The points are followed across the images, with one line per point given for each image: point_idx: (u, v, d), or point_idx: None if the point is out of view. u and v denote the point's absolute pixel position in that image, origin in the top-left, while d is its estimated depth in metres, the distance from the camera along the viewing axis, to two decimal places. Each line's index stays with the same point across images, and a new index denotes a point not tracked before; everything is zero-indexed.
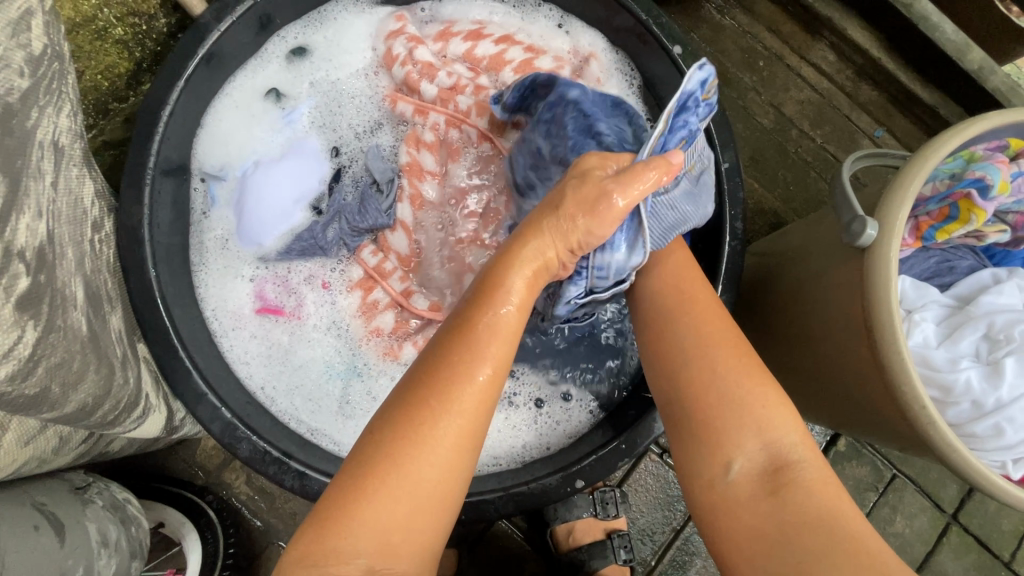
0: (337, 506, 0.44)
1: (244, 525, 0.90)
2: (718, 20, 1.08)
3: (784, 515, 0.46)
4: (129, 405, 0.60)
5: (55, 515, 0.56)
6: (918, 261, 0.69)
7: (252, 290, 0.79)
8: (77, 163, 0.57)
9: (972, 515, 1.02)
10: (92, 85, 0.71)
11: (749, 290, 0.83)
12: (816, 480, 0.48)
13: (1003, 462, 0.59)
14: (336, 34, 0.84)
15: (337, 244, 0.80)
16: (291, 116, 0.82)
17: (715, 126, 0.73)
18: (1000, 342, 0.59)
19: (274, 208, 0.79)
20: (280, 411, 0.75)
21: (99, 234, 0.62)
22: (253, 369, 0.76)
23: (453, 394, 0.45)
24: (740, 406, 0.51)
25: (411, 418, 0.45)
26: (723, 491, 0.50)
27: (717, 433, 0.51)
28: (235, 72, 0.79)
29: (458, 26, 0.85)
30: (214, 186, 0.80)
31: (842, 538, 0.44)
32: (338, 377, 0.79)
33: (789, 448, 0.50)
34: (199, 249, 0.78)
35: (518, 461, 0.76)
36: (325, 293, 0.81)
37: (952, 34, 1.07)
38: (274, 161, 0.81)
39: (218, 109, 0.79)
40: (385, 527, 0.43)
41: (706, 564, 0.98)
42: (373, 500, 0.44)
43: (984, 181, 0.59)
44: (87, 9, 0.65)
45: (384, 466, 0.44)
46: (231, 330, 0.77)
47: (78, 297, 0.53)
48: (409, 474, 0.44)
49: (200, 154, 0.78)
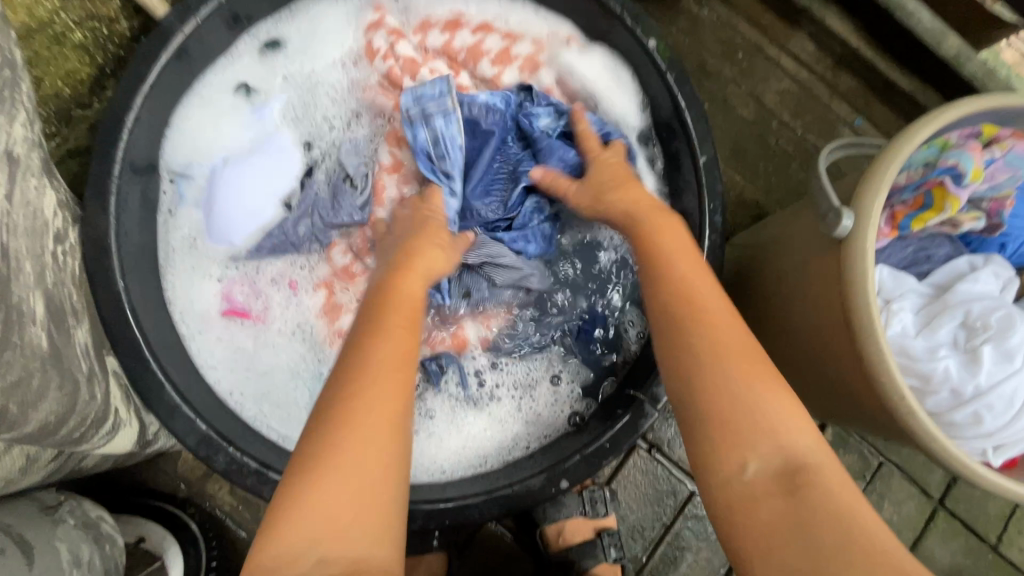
0: (288, 499, 0.46)
1: (229, 536, 0.88)
2: (696, 12, 1.07)
3: (798, 511, 0.45)
4: (97, 421, 0.58)
5: (24, 537, 0.55)
6: (896, 250, 0.68)
7: (220, 291, 0.78)
8: (35, 173, 0.56)
9: (958, 500, 1.02)
10: (52, 92, 0.68)
11: (733, 278, 0.83)
12: (831, 477, 0.46)
13: (983, 450, 0.60)
14: (314, 26, 0.82)
15: (308, 240, 0.79)
16: (260, 112, 0.81)
17: (693, 119, 0.73)
18: (978, 330, 0.59)
19: (245, 206, 0.78)
20: (249, 419, 0.73)
21: (62, 246, 0.60)
22: (219, 371, 0.75)
23: (372, 382, 0.51)
24: (755, 409, 0.49)
25: (343, 411, 0.49)
26: (739, 487, 0.48)
27: (733, 429, 0.49)
28: (205, 70, 0.77)
29: (432, 20, 0.85)
30: (183, 185, 0.78)
31: (865, 531, 0.43)
32: (304, 383, 0.78)
33: (803, 450, 0.48)
34: (166, 250, 0.76)
35: (500, 458, 0.75)
36: (293, 293, 0.80)
37: (929, 21, 1.06)
38: (244, 158, 0.79)
39: (186, 108, 0.77)
40: (331, 512, 0.45)
41: (697, 559, 0.97)
42: (317, 488, 0.46)
43: (957, 169, 0.59)
44: (43, 14, 0.65)
45: (324, 451, 0.47)
46: (198, 332, 0.76)
47: (37, 312, 0.51)
48: (343, 458, 0.47)
49: (167, 151, 0.76)
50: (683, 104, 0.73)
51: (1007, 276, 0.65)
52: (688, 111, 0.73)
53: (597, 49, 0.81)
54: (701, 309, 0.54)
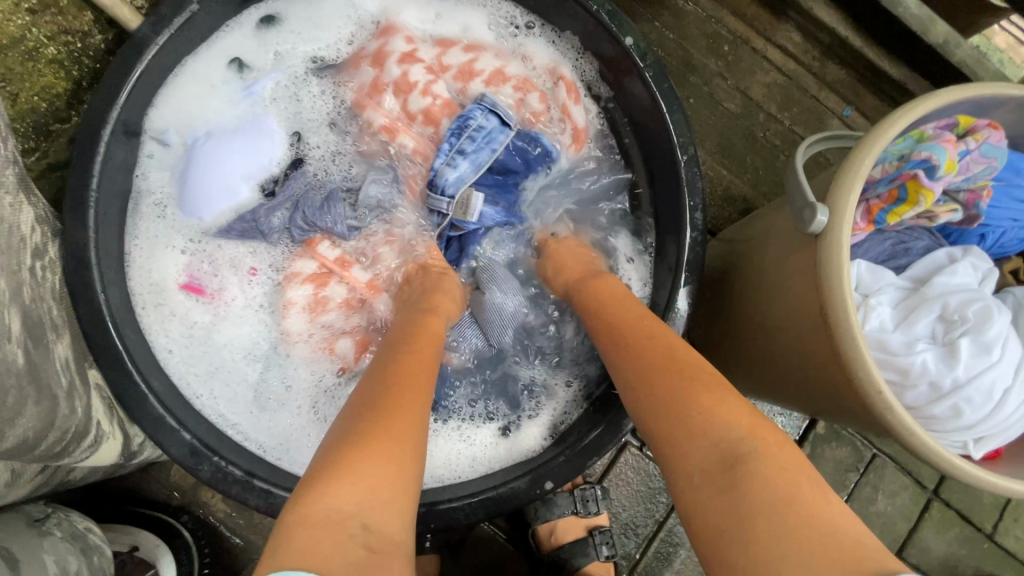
0: (334, 468, 0.45)
1: (223, 543, 0.89)
2: (681, 6, 1.06)
3: (743, 505, 0.44)
4: (78, 434, 0.59)
5: (10, 551, 0.56)
6: (873, 244, 0.67)
7: (182, 265, 0.77)
8: (10, 190, 0.56)
9: (953, 490, 1.02)
10: (29, 107, 0.69)
11: (714, 274, 0.82)
12: (769, 466, 0.45)
13: (964, 443, 0.60)
14: (313, 14, 0.82)
15: (281, 232, 0.79)
16: (251, 88, 0.80)
17: (672, 117, 0.73)
18: (956, 323, 0.59)
19: (215, 183, 0.76)
20: (199, 401, 0.73)
21: (41, 261, 0.61)
22: (176, 353, 0.74)
23: (419, 383, 0.54)
24: (682, 414, 0.50)
25: (393, 401, 0.51)
26: (691, 491, 0.47)
27: (667, 445, 0.50)
28: (201, 44, 0.75)
29: (450, 54, 0.83)
30: (156, 151, 0.75)
31: (814, 521, 0.42)
32: (255, 364, 0.78)
33: (738, 442, 0.47)
34: (132, 215, 0.74)
35: (478, 468, 0.75)
36: (252, 277, 0.79)
37: (916, 9, 1.05)
38: (227, 134, 0.78)
39: (178, 77, 0.75)
40: (379, 482, 0.45)
41: (691, 554, 0.98)
42: (373, 455, 0.46)
43: (930, 162, 0.58)
44: (15, 29, 0.66)
45: (376, 427, 0.48)
46: (152, 306, 0.74)
47: (13, 329, 0.52)
48: (399, 435, 0.48)
49: (151, 117, 0.74)
50: (661, 101, 0.73)
51: (986, 268, 0.64)
52: (666, 109, 0.73)
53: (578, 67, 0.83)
54: (631, 342, 0.59)
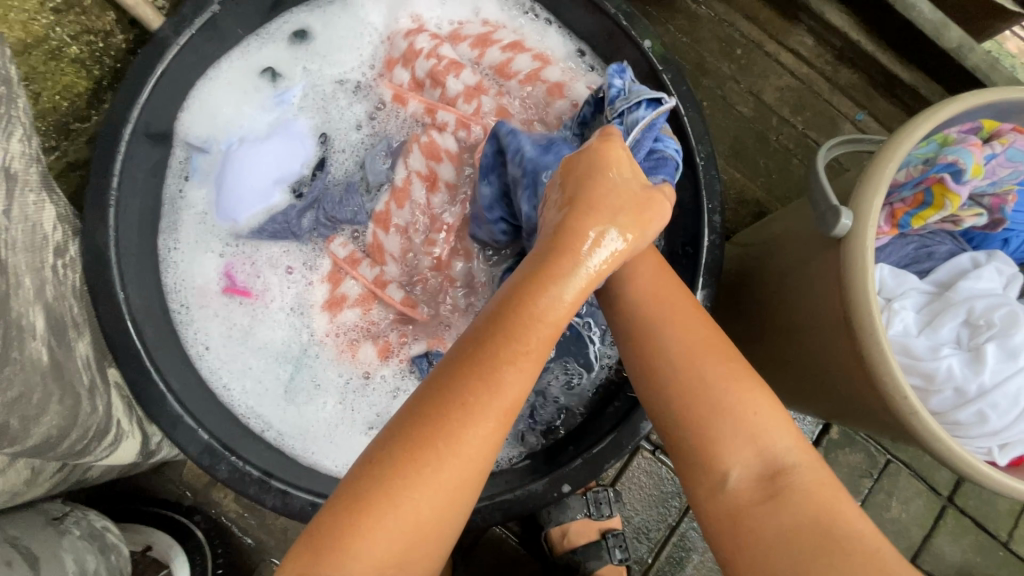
0: (334, 531, 0.41)
1: (235, 543, 0.89)
2: (694, 10, 1.06)
3: (783, 521, 0.45)
4: (99, 432, 0.60)
5: (29, 549, 0.55)
6: (896, 248, 0.68)
7: (220, 267, 0.78)
8: (34, 188, 0.56)
9: (968, 497, 1.01)
10: (50, 106, 0.68)
11: (731, 281, 0.82)
12: (816, 483, 0.46)
13: (989, 449, 0.59)
14: (338, 19, 0.82)
15: (310, 232, 0.80)
16: (283, 97, 0.81)
17: (690, 120, 0.72)
18: (981, 328, 0.59)
19: (254, 186, 0.77)
20: (232, 398, 0.74)
21: (63, 259, 0.61)
22: (213, 349, 0.76)
23: (458, 427, 0.42)
24: (732, 416, 0.48)
25: (412, 452, 0.42)
26: (725, 499, 0.47)
27: (710, 445, 0.48)
28: (230, 50, 0.77)
29: (467, 31, 0.83)
30: (197, 158, 0.78)
31: (847, 540, 0.43)
32: (286, 363, 0.78)
33: (785, 454, 0.47)
34: (171, 224, 0.76)
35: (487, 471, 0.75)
36: (289, 276, 0.80)
37: (929, 14, 1.05)
38: (260, 139, 0.79)
39: (209, 83, 0.77)
40: (383, 552, 0.41)
41: (704, 559, 0.97)
42: (377, 520, 0.41)
43: (956, 165, 0.58)
44: (38, 29, 0.64)
45: (385, 483, 0.42)
46: (195, 306, 0.76)
47: (38, 326, 0.52)
48: (413, 497, 0.42)
49: (186, 123, 0.76)
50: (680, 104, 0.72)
51: (1010, 273, 0.64)
52: (684, 111, 0.72)
53: (581, 61, 0.83)
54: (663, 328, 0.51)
